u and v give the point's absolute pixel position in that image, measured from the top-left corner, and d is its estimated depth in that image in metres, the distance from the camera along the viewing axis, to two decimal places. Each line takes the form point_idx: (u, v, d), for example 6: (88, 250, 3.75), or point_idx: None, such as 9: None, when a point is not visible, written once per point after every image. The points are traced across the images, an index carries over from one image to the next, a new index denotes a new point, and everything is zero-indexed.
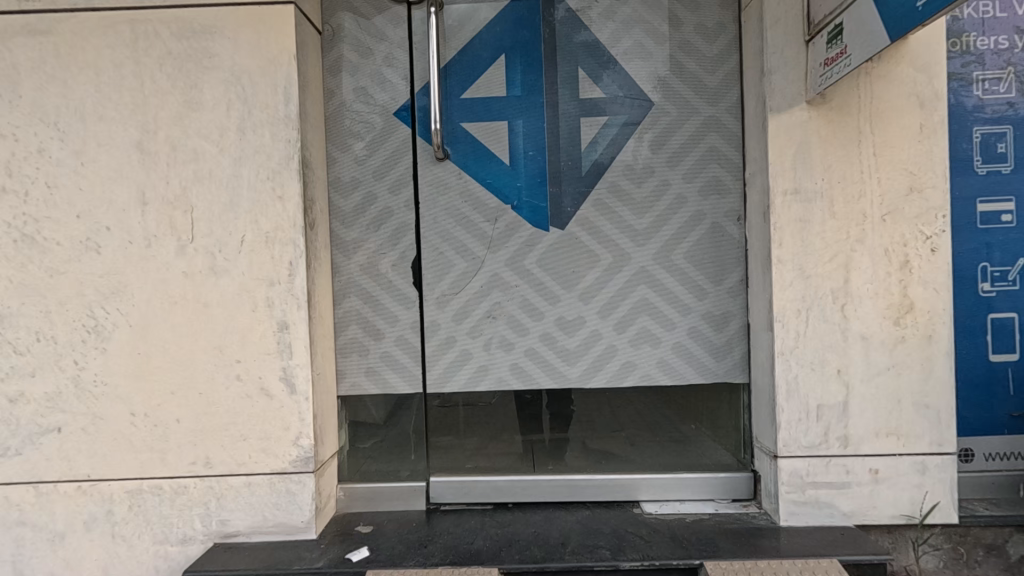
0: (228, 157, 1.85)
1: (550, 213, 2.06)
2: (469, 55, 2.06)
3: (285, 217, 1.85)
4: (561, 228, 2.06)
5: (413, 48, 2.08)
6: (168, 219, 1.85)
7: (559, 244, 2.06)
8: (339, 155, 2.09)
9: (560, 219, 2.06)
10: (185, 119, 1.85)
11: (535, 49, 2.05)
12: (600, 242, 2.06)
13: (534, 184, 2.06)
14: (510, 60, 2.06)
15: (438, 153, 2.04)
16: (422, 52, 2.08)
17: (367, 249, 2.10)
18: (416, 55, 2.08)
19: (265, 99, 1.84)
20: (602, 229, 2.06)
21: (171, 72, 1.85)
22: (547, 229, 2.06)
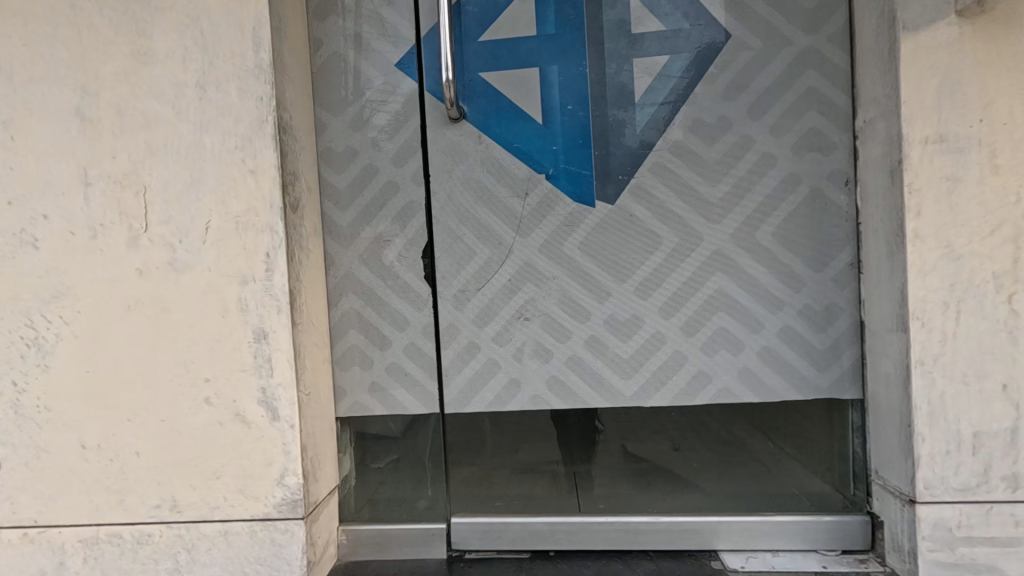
0: (187, 122, 1.45)
1: (595, 184, 1.61)
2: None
3: (259, 197, 1.45)
4: (611, 202, 1.61)
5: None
6: (116, 204, 1.47)
7: (607, 222, 1.61)
8: (331, 120, 1.68)
9: (609, 191, 1.61)
10: (132, 75, 1.46)
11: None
12: (661, 220, 1.60)
13: (574, 147, 1.61)
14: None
15: (452, 112, 1.60)
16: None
17: (367, 237, 1.69)
18: None
19: (231, 46, 1.44)
20: (663, 202, 1.59)
21: (114, 16, 1.46)
22: (592, 204, 1.61)
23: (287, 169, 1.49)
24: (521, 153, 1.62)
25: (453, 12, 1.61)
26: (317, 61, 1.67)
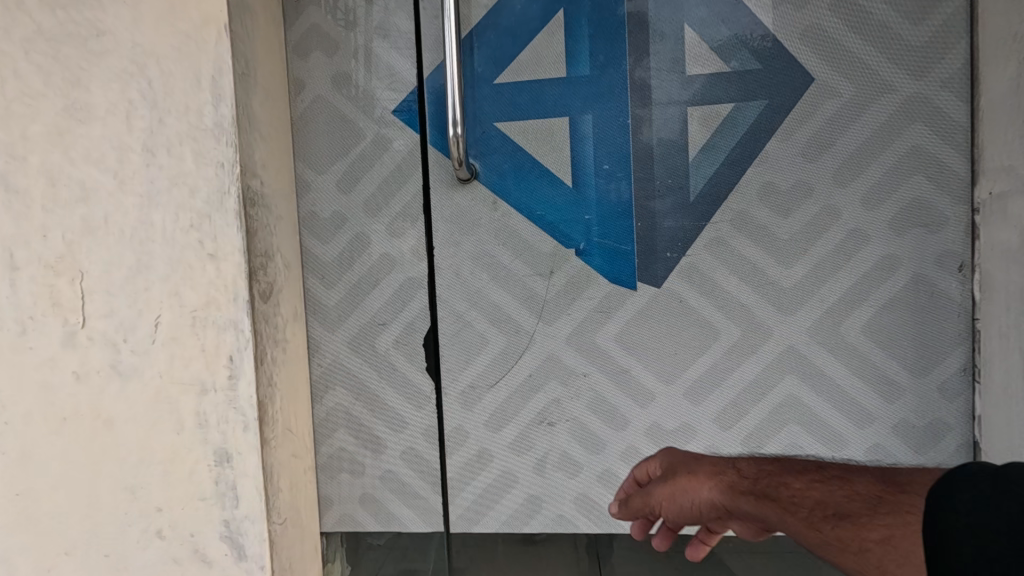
0: (132, 193, 1.17)
1: (637, 263, 1.30)
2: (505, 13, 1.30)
3: (220, 287, 1.16)
4: (657, 284, 1.30)
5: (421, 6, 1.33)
6: (50, 294, 1.19)
7: (652, 307, 1.30)
8: (315, 179, 1.38)
9: (655, 271, 1.30)
10: (63, 134, 1.17)
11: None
12: (720, 307, 1.28)
13: (611, 217, 1.30)
14: (571, 18, 1.29)
15: (461, 173, 1.30)
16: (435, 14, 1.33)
17: (358, 319, 1.39)
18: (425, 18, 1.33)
19: (184, 100, 1.15)
20: (722, 284, 1.28)
21: (42, 61, 1.17)
22: (634, 287, 1.30)
23: (257, 250, 1.20)
24: (545, 222, 1.32)
25: (464, 49, 1.31)
26: (298, 107, 1.37)
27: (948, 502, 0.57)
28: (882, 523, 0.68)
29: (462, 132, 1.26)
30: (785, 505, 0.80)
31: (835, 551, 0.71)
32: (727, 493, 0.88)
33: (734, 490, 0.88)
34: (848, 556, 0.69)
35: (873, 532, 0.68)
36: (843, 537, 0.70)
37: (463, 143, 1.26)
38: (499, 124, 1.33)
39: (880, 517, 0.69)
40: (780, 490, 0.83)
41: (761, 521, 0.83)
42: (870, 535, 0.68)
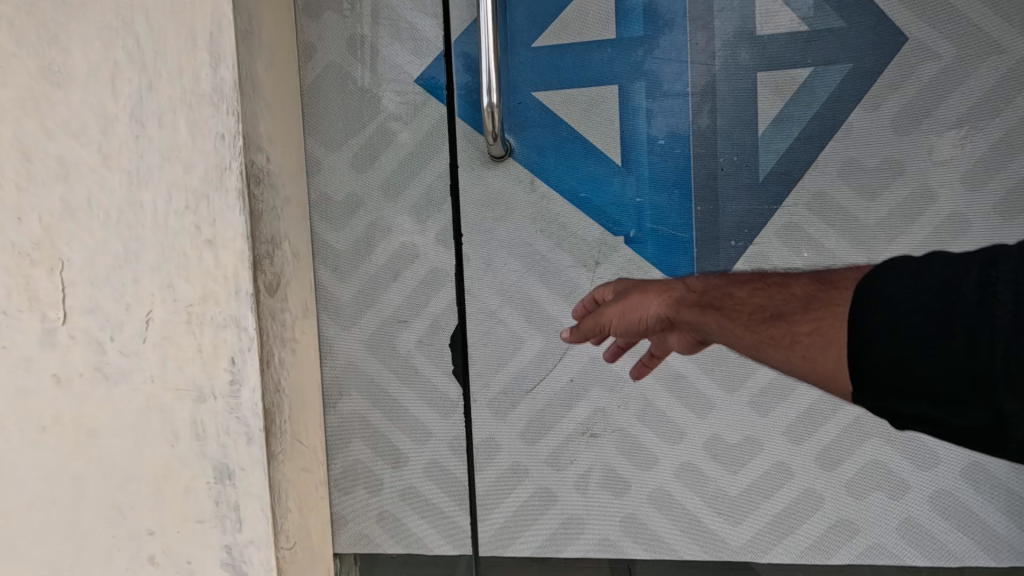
0: (119, 170, 1.01)
1: (696, 253, 1.14)
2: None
3: (219, 279, 1.01)
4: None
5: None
6: (25, 285, 1.04)
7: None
8: (327, 157, 1.22)
9: (716, 262, 1.13)
10: (39, 100, 1.01)
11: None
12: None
13: (666, 200, 1.14)
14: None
15: (495, 151, 1.14)
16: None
17: (377, 316, 1.24)
18: None
19: (178, 61, 0.98)
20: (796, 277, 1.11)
21: (13, 15, 1.01)
22: (692, 280, 1.14)
23: (262, 236, 1.04)
24: (590, 206, 1.16)
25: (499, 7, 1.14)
26: (308, 75, 1.21)
27: (880, 296, 0.58)
28: (811, 315, 0.65)
29: (497, 101, 1.09)
30: (718, 313, 0.77)
31: (766, 348, 0.70)
32: (671, 307, 0.83)
33: (682, 303, 0.82)
34: (781, 349, 0.68)
35: (804, 325, 0.65)
36: (775, 334, 0.68)
37: (499, 114, 1.10)
38: (537, 94, 1.16)
39: (811, 313, 0.66)
40: (724, 301, 0.79)
41: (696, 330, 0.80)
42: (799, 327, 0.66)
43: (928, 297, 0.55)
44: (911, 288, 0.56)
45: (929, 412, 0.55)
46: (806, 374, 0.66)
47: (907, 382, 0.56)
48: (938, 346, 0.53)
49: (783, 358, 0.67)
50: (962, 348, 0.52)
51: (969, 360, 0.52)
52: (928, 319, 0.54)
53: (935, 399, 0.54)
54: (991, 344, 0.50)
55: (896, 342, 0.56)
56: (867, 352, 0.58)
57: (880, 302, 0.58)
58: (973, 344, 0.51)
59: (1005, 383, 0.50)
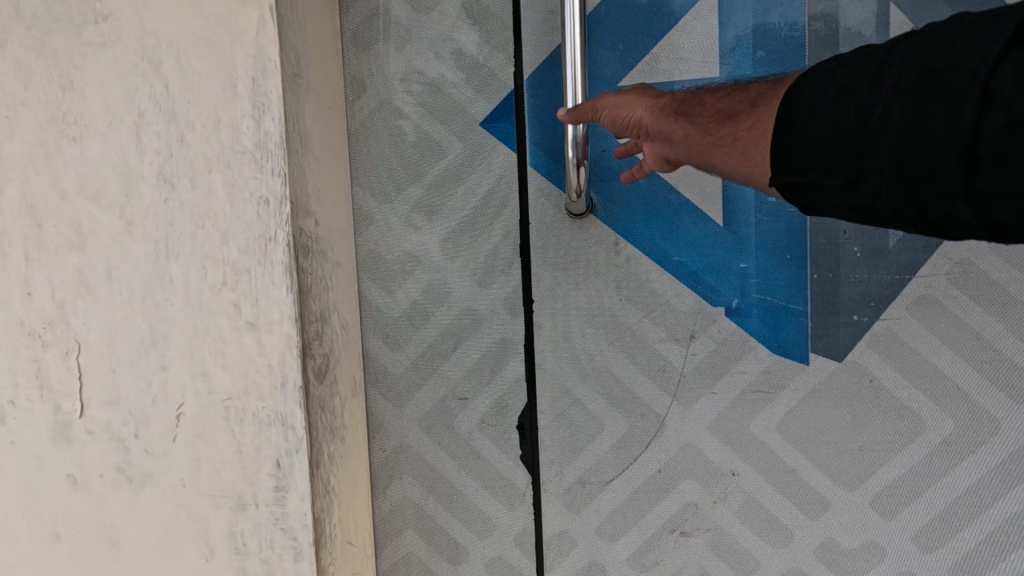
0: (144, 238, 0.85)
1: (811, 328, 0.97)
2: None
3: (263, 368, 0.86)
4: (838, 357, 0.97)
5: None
6: (37, 371, 0.89)
7: (829, 387, 0.97)
8: (378, 210, 1.07)
9: (835, 339, 0.97)
10: (51, 154, 0.86)
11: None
12: (927, 391, 0.95)
13: (776, 267, 0.97)
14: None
15: (576, 208, 0.99)
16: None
17: (433, 391, 1.08)
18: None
19: (215, 112, 0.83)
20: (933, 361, 0.94)
21: (21, 55, 0.85)
22: (805, 360, 0.98)
23: (311, 314, 0.89)
24: (685, 272, 0.99)
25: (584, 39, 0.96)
26: (357, 116, 1.05)
27: (794, 111, 0.58)
28: (754, 111, 0.63)
29: (581, 153, 0.93)
30: (679, 113, 0.73)
31: (715, 151, 0.67)
32: (658, 114, 0.76)
33: (665, 112, 0.75)
34: (724, 150, 0.65)
35: (745, 124, 0.63)
36: (723, 136, 0.66)
37: (582, 167, 0.94)
38: (624, 141, 1.00)
39: (755, 111, 0.63)
40: (695, 110, 0.72)
41: (666, 143, 0.75)
42: (740, 127, 0.64)
43: (841, 85, 0.55)
44: (839, 87, 0.55)
45: (811, 181, 0.57)
46: (722, 158, 0.66)
47: (811, 155, 0.56)
48: (858, 109, 0.53)
49: (724, 130, 0.66)
50: (909, 109, 0.50)
51: (870, 134, 0.52)
52: (841, 91, 0.55)
53: (823, 166, 0.56)
54: (900, 99, 0.51)
55: (836, 130, 0.54)
56: (796, 116, 0.57)
57: (788, 115, 0.58)
58: (900, 99, 0.51)
59: (888, 146, 0.51)
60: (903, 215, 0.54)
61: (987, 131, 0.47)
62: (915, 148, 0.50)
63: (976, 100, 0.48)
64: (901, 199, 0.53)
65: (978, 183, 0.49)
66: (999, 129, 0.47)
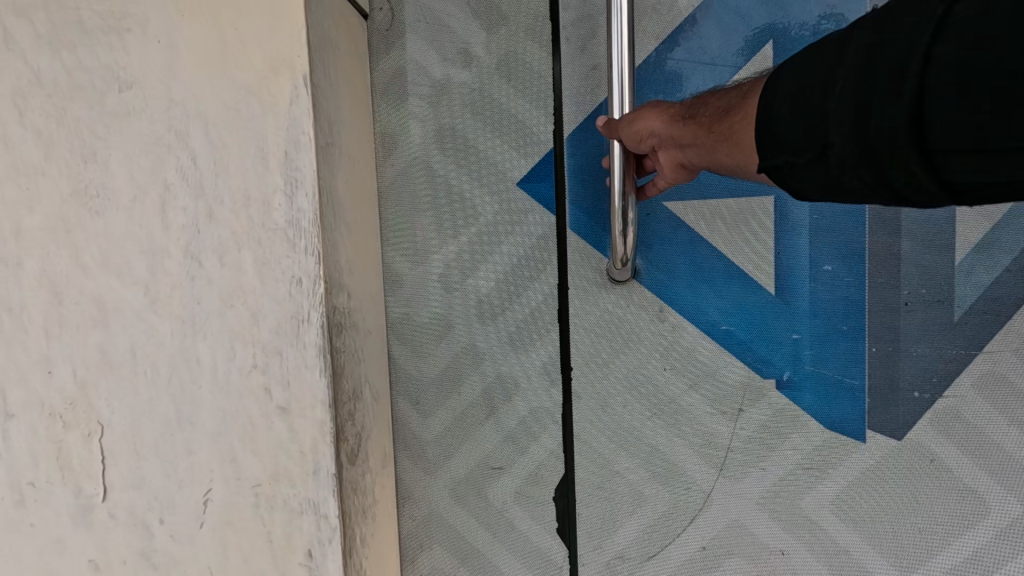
0: (170, 318, 0.81)
1: (867, 404, 0.92)
2: (683, 53, 0.99)
3: (295, 453, 0.81)
4: (897, 434, 0.92)
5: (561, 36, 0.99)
6: (58, 453, 0.85)
7: (884, 465, 0.92)
8: (409, 271, 1.02)
9: (893, 416, 0.92)
10: (72, 228, 0.82)
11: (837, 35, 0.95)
12: (995, 475, 0.89)
13: (830, 339, 0.93)
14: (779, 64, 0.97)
15: (622, 274, 0.95)
16: (581, 48, 0.99)
17: (465, 461, 1.03)
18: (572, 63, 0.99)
19: (245, 186, 0.79)
20: (1001, 443, 0.89)
21: (43, 125, 0.81)
22: (860, 435, 0.93)
23: (344, 395, 0.84)
24: (733, 340, 0.95)
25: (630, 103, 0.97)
26: (387, 174, 1.01)
27: (767, 102, 0.58)
28: (751, 98, 0.63)
29: (631, 216, 0.88)
30: (686, 117, 0.74)
31: (715, 145, 0.68)
32: (671, 122, 0.76)
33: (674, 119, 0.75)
34: (726, 145, 0.66)
35: (738, 118, 0.64)
36: (722, 131, 0.66)
37: (631, 232, 0.88)
38: (669, 204, 0.96)
39: (745, 106, 0.63)
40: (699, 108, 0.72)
41: (679, 148, 0.76)
42: (733, 120, 0.65)
43: (804, 76, 0.54)
44: (800, 79, 0.55)
45: (788, 162, 0.57)
46: (725, 153, 0.67)
47: (778, 139, 0.57)
48: (823, 87, 0.52)
49: (724, 126, 0.66)
50: (856, 77, 0.49)
51: (826, 103, 0.52)
52: (803, 74, 0.55)
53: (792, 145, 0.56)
54: (852, 76, 0.49)
55: (801, 113, 0.54)
56: (772, 111, 0.58)
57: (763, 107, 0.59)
58: (856, 68, 0.49)
59: (846, 117, 0.49)
60: (869, 189, 0.52)
61: (931, 90, 0.45)
62: (866, 115, 0.48)
63: (919, 62, 0.45)
64: (864, 172, 0.50)
65: (927, 142, 0.46)
66: (949, 84, 0.44)
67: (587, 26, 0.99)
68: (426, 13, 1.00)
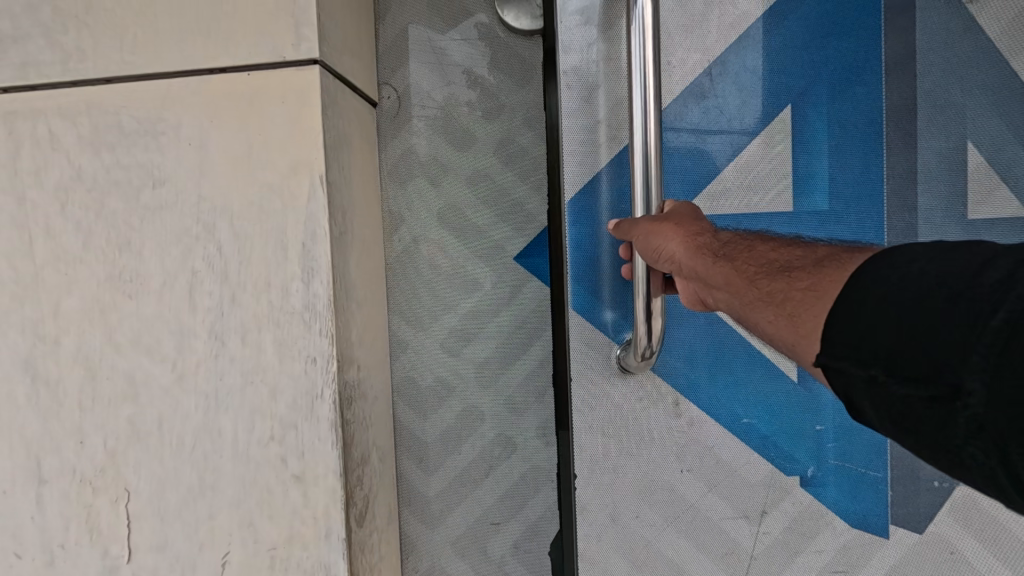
0: (195, 392, 0.88)
1: (891, 497, 0.92)
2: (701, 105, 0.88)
3: (308, 519, 0.88)
4: (917, 527, 0.91)
5: (562, 83, 0.87)
6: (88, 516, 0.91)
7: (908, 564, 0.92)
8: (413, 337, 1.09)
9: (915, 509, 0.91)
10: (107, 308, 0.89)
11: (862, 93, 0.87)
12: (986, 543, 0.89)
13: (856, 432, 0.91)
14: (801, 122, 0.88)
15: (642, 370, 0.86)
16: (584, 98, 0.88)
17: (465, 516, 1.09)
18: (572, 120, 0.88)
19: (266, 272, 0.86)
20: (1001, 523, 0.89)
21: (82, 217, 0.89)
22: (885, 530, 0.92)
23: (353, 462, 0.91)
24: (756, 435, 0.92)
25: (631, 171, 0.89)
26: (394, 248, 1.09)
27: (862, 284, 0.46)
28: (819, 269, 0.54)
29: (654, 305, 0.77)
30: (717, 253, 0.66)
31: (758, 304, 0.58)
32: (693, 252, 0.68)
33: (704, 251, 0.67)
34: (770, 309, 0.56)
35: (802, 284, 0.54)
36: (774, 292, 0.56)
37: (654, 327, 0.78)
38: None
39: (815, 273, 0.54)
40: (744, 254, 0.64)
41: (705, 287, 0.66)
42: (795, 284, 0.54)
43: (934, 279, 0.42)
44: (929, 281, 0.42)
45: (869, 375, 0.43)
46: (766, 317, 0.56)
47: (867, 338, 0.44)
48: (968, 315, 0.39)
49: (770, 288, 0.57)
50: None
51: (966, 330, 0.39)
52: (930, 283, 0.42)
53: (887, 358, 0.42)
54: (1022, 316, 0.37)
55: (914, 323, 0.41)
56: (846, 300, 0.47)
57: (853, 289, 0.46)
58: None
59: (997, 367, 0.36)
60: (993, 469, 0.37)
61: None
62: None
63: None
64: (993, 442, 0.37)
65: None
66: None
67: (594, 76, 0.88)
68: (427, 100, 1.08)
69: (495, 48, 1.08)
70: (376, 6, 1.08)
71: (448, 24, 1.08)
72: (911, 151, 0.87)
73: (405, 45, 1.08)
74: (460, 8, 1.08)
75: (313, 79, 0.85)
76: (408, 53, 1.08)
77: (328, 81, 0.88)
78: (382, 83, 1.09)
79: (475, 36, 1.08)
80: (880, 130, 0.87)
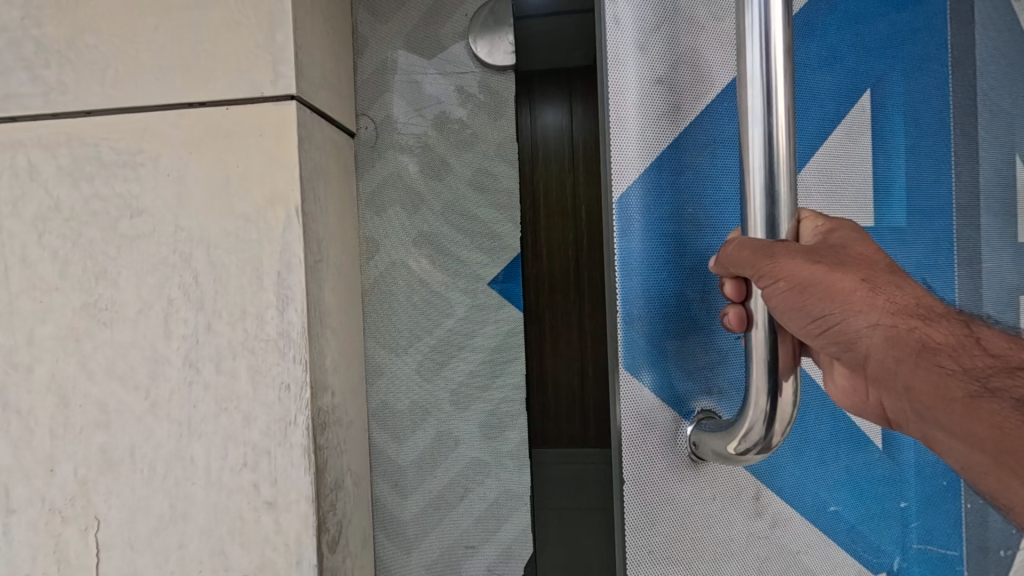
0: (168, 420, 0.89)
1: None
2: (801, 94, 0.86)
3: (280, 547, 0.88)
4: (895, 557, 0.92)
5: (609, 13, 0.78)
6: (57, 546, 0.91)
7: None
8: (389, 362, 1.12)
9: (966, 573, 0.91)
10: (82, 335, 0.90)
11: (933, 79, 0.90)
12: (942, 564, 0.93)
13: (931, 509, 0.91)
14: (880, 114, 0.89)
15: (728, 462, 0.72)
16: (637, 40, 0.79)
17: (441, 541, 1.10)
18: (622, 56, 0.78)
19: (241, 300, 0.88)
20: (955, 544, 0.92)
21: (59, 246, 0.91)
22: None
23: (326, 488, 0.92)
24: (841, 524, 0.88)
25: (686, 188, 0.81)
26: (371, 274, 1.12)
27: None
28: None
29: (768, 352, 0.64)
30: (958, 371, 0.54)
31: None
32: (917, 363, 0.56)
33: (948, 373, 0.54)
34: None
35: None
36: None
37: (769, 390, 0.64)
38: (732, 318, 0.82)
39: None
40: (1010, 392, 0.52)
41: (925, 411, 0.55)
42: None
43: None
44: None
45: None
46: None
47: None
48: None
49: None
50: None
51: None
52: None
53: None
54: None
55: None
56: None
57: None
58: None
59: None
60: None
61: None
62: None
63: None
64: None
65: None
66: None
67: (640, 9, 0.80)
68: (403, 131, 1.12)
69: (468, 82, 1.11)
70: (354, 41, 1.12)
71: (424, 59, 1.12)
72: (972, 159, 0.92)
73: (382, 79, 1.12)
74: (437, 44, 1.12)
75: (288, 114, 0.88)
76: (386, 86, 1.12)
77: (304, 115, 0.90)
78: (360, 115, 1.12)
79: (451, 70, 1.12)
80: (947, 127, 0.91)
